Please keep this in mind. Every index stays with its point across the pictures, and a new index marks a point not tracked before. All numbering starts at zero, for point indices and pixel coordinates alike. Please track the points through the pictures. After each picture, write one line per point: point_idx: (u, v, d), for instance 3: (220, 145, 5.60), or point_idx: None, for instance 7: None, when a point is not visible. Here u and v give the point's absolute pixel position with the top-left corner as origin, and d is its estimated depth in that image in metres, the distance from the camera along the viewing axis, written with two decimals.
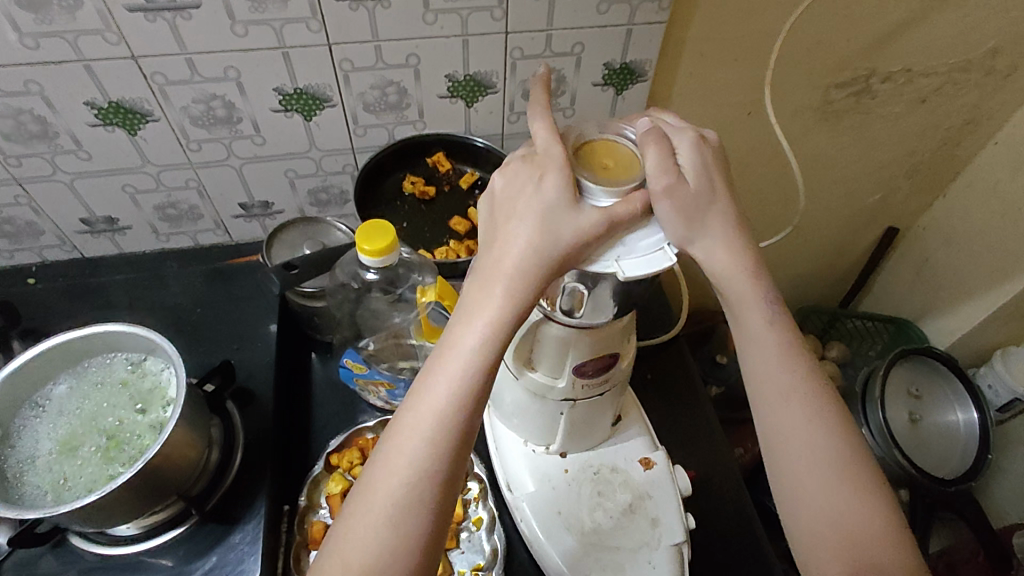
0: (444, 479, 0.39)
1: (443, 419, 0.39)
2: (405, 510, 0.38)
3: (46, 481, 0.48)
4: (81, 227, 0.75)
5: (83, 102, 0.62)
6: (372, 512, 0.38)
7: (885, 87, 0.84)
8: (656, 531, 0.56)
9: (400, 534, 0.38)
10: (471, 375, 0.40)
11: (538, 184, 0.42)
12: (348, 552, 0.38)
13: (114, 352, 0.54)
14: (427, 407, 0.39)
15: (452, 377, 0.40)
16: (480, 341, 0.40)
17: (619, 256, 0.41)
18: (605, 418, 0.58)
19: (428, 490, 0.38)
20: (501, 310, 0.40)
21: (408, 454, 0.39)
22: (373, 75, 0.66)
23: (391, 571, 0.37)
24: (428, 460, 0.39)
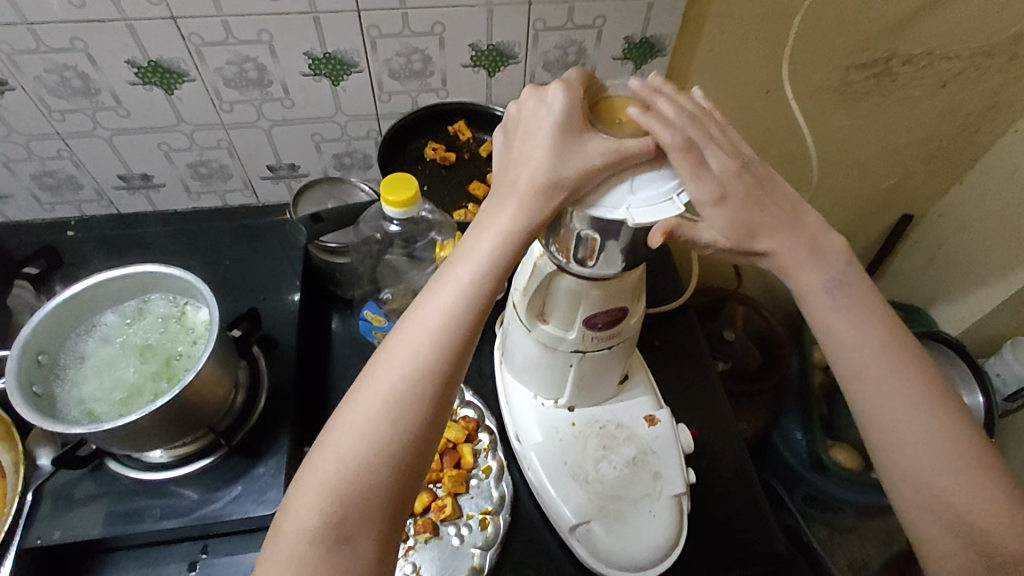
0: (444, 377, 0.41)
1: (449, 323, 0.42)
2: (405, 399, 0.41)
3: (88, 405, 0.51)
4: (117, 182, 0.79)
5: (124, 60, 0.65)
6: (373, 398, 0.41)
7: (906, 69, 0.85)
8: (657, 483, 0.58)
9: (397, 422, 0.40)
10: (480, 286, 0.42)
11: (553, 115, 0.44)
12: (347, 433, 0.40)
13: (152, 295, 0.58)
14: (436, 311, 0.42)
15: (461, 285, 0.42)
16: (490, 255, 0.43)
17: (631, 207, 0.42)
18: (612, 375, 0.60)
19: (428, 385, 0.41)
20: (508, 232, 0.43)
21: (410, 355, 0.41)
22: (399, 42, 0.68)
23: (385, 452, 0.40)
24: (431, 357, 0.41)
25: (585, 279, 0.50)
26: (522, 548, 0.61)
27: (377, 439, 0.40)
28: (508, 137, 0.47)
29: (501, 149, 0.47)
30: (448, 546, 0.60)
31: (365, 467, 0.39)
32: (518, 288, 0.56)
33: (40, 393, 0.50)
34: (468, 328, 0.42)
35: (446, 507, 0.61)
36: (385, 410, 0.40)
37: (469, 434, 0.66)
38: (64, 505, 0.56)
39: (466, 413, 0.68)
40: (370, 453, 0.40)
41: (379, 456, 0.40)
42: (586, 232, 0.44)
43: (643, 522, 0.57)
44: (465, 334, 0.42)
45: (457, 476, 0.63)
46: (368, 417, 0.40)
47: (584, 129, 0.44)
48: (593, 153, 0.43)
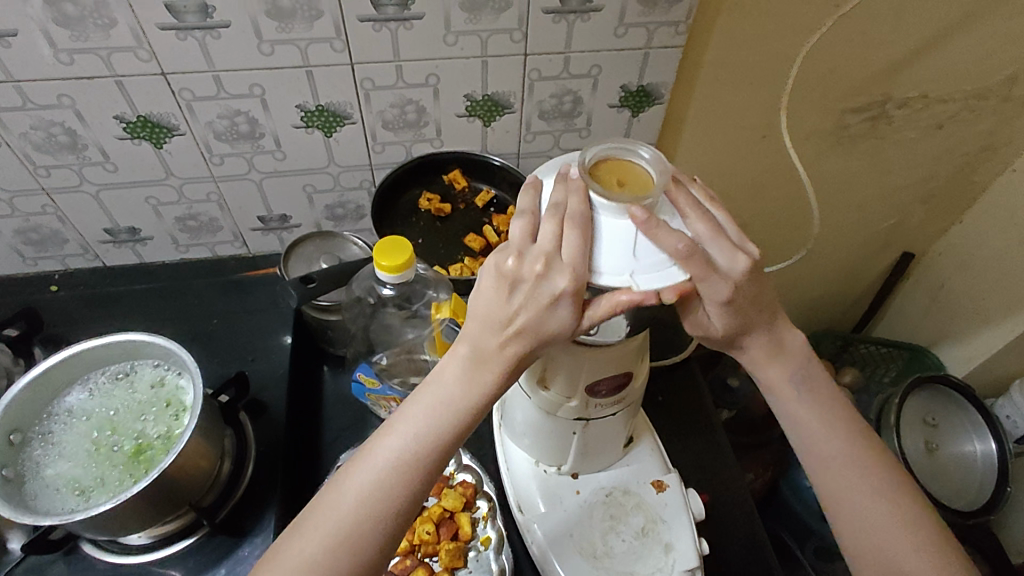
0: (419, 486, 0.42)
1: (433, 431, 0.42)
2: (379, 503, 0.41)
3: (59, 488, 0.48)
4: (104, 236, 0.76)
5: (111, 115, 0.64)
6: (345, 496, 0.41)
7: (902, 112, 0.84)
8: (669, 556, 0.55)
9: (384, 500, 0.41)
10: (471, 393, 0.42)
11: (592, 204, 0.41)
12: (312, 535, 0.40)
13: (132, 362, 0.55)
14: (420, 416, 0.42)
15: (460, 380, 0.42)
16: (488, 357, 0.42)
17: (634, 273, 0.40)
18: (617, 438, 0.58)
19: (402, 490, 0.41)
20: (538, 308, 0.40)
21: (431, 411, 0.42)
22: (393, 94, 0.67)
23: (352, 556, 0.40)
24: (409, 463, 0.41)
25: (584, 347, 0.48)
26: None
27: (344, 542, 0.40)
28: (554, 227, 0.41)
29: (550, 240, 0.40)
30: None
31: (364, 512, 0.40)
32: None
33: (9, 476, 0.47)
34: (449, 437, 0.42)
35: None
36: (354, 511, 0.40)
37: (467, 501, 0.62)
38: None
39: (464, 478, 0.64)
40: (337, 554, 0.40)
41: (344, 559, 0.40)
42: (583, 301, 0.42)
43: None
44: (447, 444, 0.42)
45: (454, 550, 0.58)
46: (341, 519, 0.40)
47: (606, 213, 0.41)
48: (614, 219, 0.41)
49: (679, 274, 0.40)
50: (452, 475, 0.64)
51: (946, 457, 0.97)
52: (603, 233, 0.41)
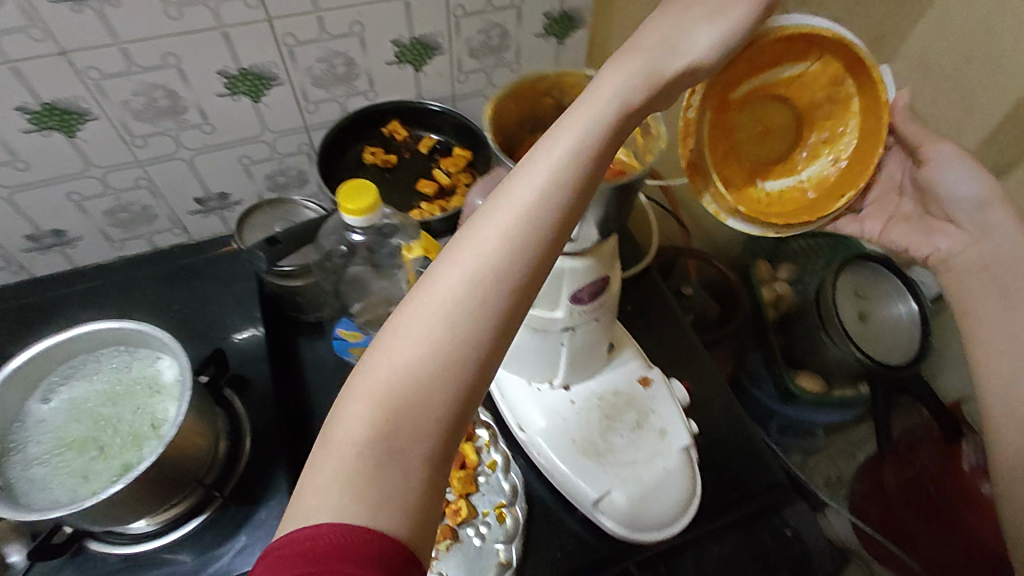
0: (519, 292, 0.34)
1: (532, 220, 0.34)
2: (472, 313, 0.33)
3: (54, 487, 0.47)
4: (27, 244, 0.71)
5: (12, 107, 0.59)
6: (427, 311, 0.33)
7: None
8: (665, 440, 0.60)
9: (442, 363, 0.33)
10: (569, 170, 0.35)
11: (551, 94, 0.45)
12: (387, 360, 0.33)
13: (101, 352, 0.53)
14: (511, 209, 0.34)
15: (562, 160, 0.35)
16: (589, 131, 0.36)
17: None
18: (601, 345, 0.61)
19: (499, 299, 0.34)
20: (595, 131, 0.36)
21: (485, 243, 0.34)
22: (318, 48, 0.65)
23: (445, 376, 0.33)
24: (505, 259, 0.34)
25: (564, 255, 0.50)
26: (545, 532, 0.61)
27: (432, 359, 0.32)
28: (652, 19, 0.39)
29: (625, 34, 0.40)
30: (470, 548, 0.59)
31: (422, 379, 0.32)
32: None
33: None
34: (551, 226, 0.35)
35: (462, 510, 0.60)
36: (446, 327, 0.33)
37: (468, 433, 0.65)
38: None
39: None
40: (409, 412, 0.32)
41: (434, 385, 0.32)
42: None
43: (661, 481, 0.58)
44: (548, 238, 0.35)
45: (465, 477, 0.61)
46: (425, 337, 0.33)
47: None
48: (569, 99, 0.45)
49: None
50: None
51: None
52: None
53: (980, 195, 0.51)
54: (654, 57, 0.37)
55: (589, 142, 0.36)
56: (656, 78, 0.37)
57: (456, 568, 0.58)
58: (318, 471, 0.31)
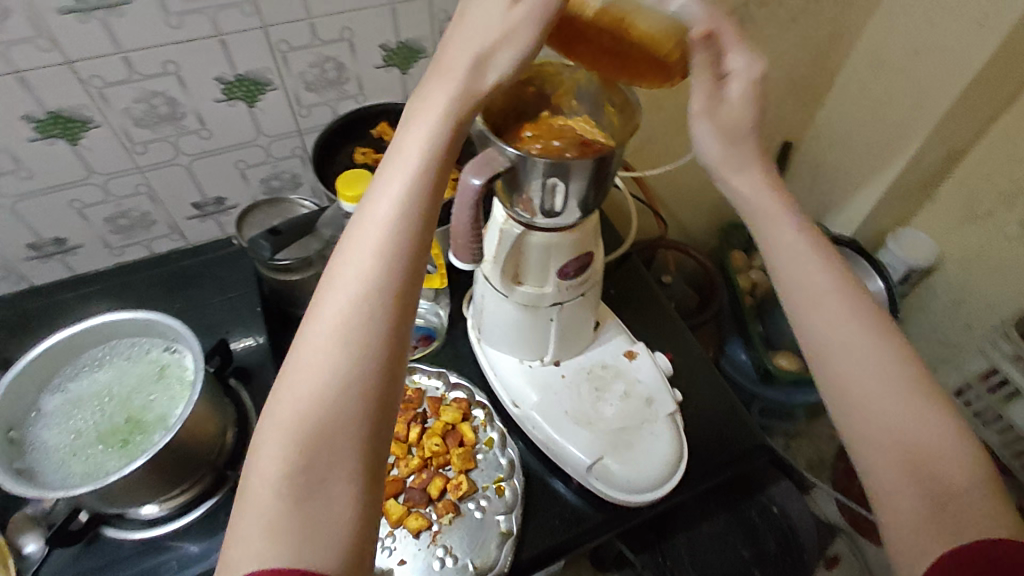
0: (393, 330, 0.38)
1: (378, 263, 0.38)
2: (352, 356, 0.36)
3: (75, 469, 0.49)
4: (29, 253, 0.73)
5: (19, 116, 0.61)
6: (310, 364, 0.36)
7: (761, 11, 0.96)
8: (652, 407, 0.64)
9: (341, 392, 0.36)
10: (405, 212, 0.39)
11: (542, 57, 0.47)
12: (281, 412, 0.36)
13: (114, 342, 0.55)
14: (360, 257, 0.38)
15: (395, 203, 0.39)
16: (413, 175, 0.39)
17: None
18: (589, 321, 0.65)
19: (374, 339, 0.37)
20: (421, 159, 0.39)
21: (351, 281, 0.37)
22: (310, 53, 0.69)
23: (341, 416, 0.36)
24: (364, 302, 0.37)
25: (552, 231, 0.54)
26: (543, 501, 0.64)
27: (323, 405, 0.35)
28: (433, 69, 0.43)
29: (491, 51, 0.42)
30: (473, 521, 0.62)
31: (323, 411, 0.35)
32: (487, 258, 0.59)
33: (19, 468, 0.47)
34: (399, 264, 0.38)
35: (462, 484, 0.62)
36: (343, 362, 0.36)
37: (465, 414, 0.68)
38: None
39: (457, 395, 0.70)
40: (319, 446, 0.35)
41: (333, 424, 0.35)
42: (547, 180, 0.48)
43: (649, 444, 0.62)
44: (401, 274, 0.38)
45: (464, 453, 0.64)
46: (311, 387, 0.36)
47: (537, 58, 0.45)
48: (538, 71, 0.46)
49: None
50: (445, 396, 0.69)
51: None
52: None
53: (818, 287, 0.43)
54: (445, 103, 0.40)
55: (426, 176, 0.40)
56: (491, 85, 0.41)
57: (459, 540, 0.61)
58: (239, 526, 0.35)
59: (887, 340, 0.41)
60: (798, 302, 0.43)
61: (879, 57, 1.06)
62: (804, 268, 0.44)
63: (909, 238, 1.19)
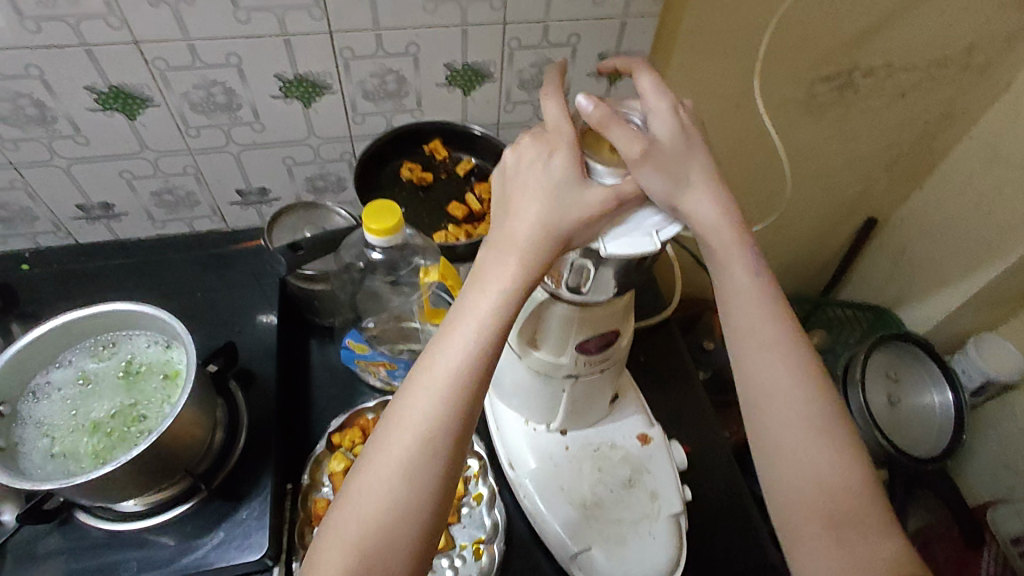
0: (451, 466, 0.37)
1: (445, 403, 0.37)
2: (410, 502, 0.35)
3: (53, 459, 0.48)
4: (77, 213, 0.75)
5: (82, 86, 0.62)
6: (363, 505, 0.35)
7: (867, 81, 0.87)
8: (655, 503, 0.59)
9: (397, 528, 0.35)
10: (476, 350, 0.38)
11: (577, 167, 0.41)
12: (330, 552, 0.35)
13: (122, 332, 0.54)
14: (425, 395, 0.37)
15: (469, 340, 0.38)
16: (490, 311, 0.39)
17: (658, 228, 0.41)
18: (605, 395, 0.60)
19: (429, 483, 0.36)
20: (502, 292, 0.39)
21: (419, 413, 0.37)
22: (373, 63, 0.67)
23: (390, 565, 0.35)
24: (426, 444, 0.36)
25: (577, 305, 0.49)
26: None
27: (374, 550, 0.35)
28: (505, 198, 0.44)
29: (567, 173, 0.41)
30: None
31: (379, 548, 0.35)
32: None
33: None
34: (465, 403, 0.37)
35: (439, 538, 0.60)
36: (403, 495, 0.36)
37: None
38: (32, 558, 0.52)
39: None
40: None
41: (384, 573, 0.34)
42: (578, 260, 0.44)
43: (644, 546, 0.56)
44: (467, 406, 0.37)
45: None
46: (362, 532, 0.35)
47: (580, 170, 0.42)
48: (592, 197, 0.41)
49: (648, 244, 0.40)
50: None
51: (907, 410, 1.04)
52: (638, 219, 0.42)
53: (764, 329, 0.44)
54: (528, 239, 0.40)
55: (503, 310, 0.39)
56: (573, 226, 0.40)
57: None
58: None
59: (811, 388, 0.43)
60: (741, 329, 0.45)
61: (994, 149, 0.96)
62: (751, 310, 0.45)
63: (992, 346, 1.06)
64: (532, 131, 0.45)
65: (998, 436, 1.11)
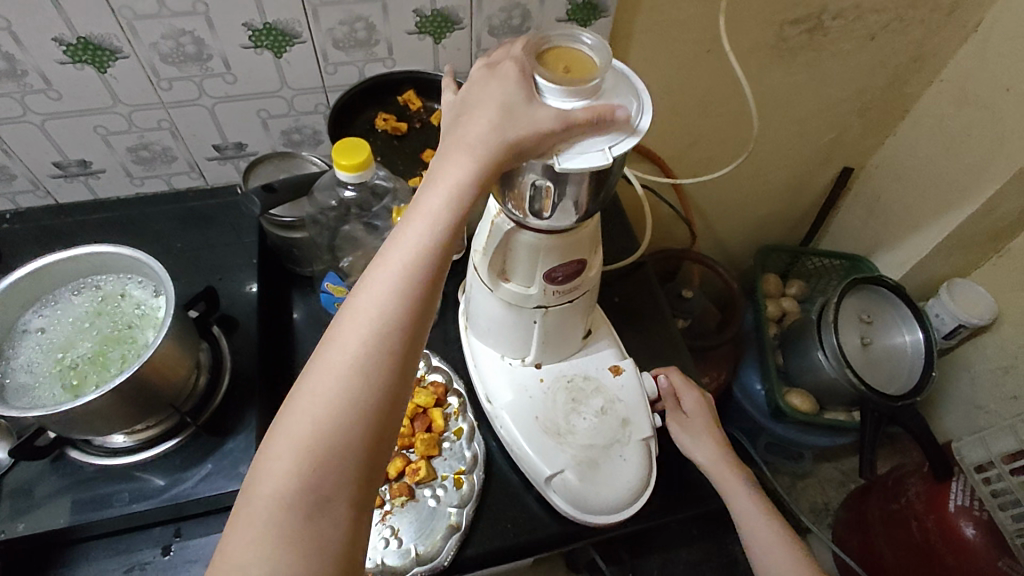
0: (405, 356, 0.39)
1: (398, 297, 0.39)
2: (365, 387, 0.38)
3: (40, 391, 0.49)
4: (54, 170, 0.75)
5: (50, 37, 0.62)
6: (321, 389, 0.38)
7: (837, 23, 0.88)
8: (626, 429, 0.61)
9: (354, 411, 0.38)
10: (427, 249, 0.40)
11: (526, 86, 0.43)
12: (290, 433, 0.37)
13: (103, 275, 0.56)
14: (378, 289, 0.39)
15: (420, 239, 0.40)
16: (440, 212, 0.40)
17: (611, 144, 0.43)
18: (577, 328, 0.63)
19: (383, 370, 0.38)
20: (454, 193, 0.40)
21: (375, 307, 0.39)
22: (341, 10, 0.67)
23: (346, 442, 0.37)
24: (380, 334, 0.38)
25: (543, 233, 0.51)
26: (501, 501, 0.62)
27: (332, 429, 0.37)
28: (458, 107, 0.44)
29: (520, 86, 0.43)
30: (425, 508, 0.61)
31: (338, 428, 0.37)
32: (478, 248, 0.57)
33: None
34: (417, 298, 0.39)
35: (420, 469, 0.61)
36: (360, 382, 0.38)
37: (439, 399, 0.67)
38: (27, 494, 0.54)
39: (435, 378, 0.69)
40: (330, 461, 0.37)
41: (341, 449, 0.37)
42: (539, 180, 0.45)
43: (615, 466, 0.59)
44: (420, 301, 0.39)
45: (429, 439, 0.63)
46: (321, 417, 0.37)
47: (533, 90, 0.43)
48: (541, 110, 0.42)
49: (600, 159, 0.42)
50: (423, 376, 0.69)
51: (880, 350, 1.07)
52: (586, 144, 0.43)
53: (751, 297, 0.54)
54: (479, 144, 0.41)
55: (454, 210, 0.40)
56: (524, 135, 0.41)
57: (407, 525, 0.60)
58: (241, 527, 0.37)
59: None
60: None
61: (964, 92, 0.97)
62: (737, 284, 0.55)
63: (963, 289, 1.09)
64: (486, 59, 0.46)
65: (968, 374, 1.14)
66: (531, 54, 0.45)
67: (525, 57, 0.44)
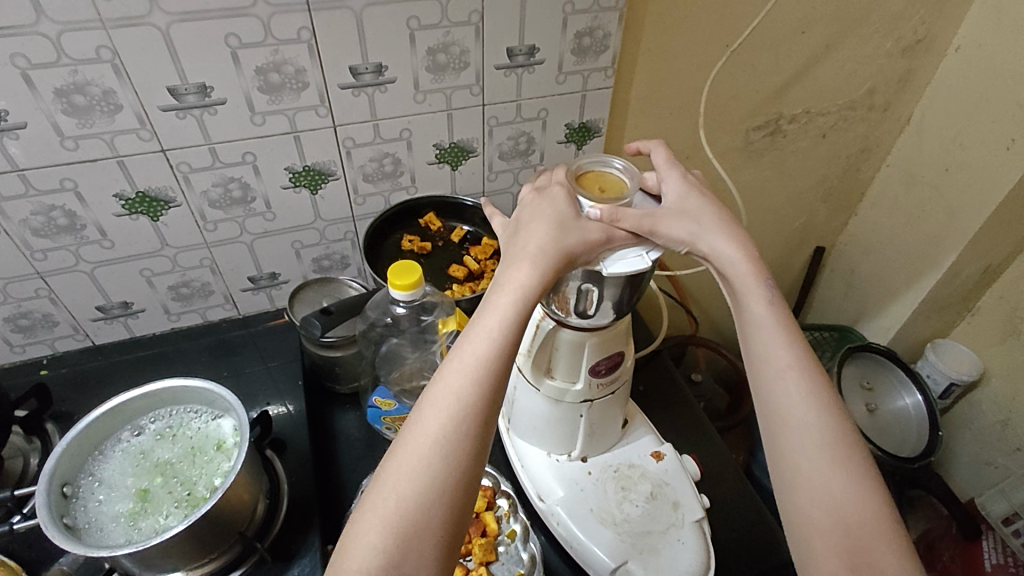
0: (479, 438, 0.42)
1: (473, 387, 0.42)
2: (445, 467, 0.41)
3: (117, 529, 0.50)
4: (96, 314, 0.78)
5: (112, 194, 0.68)
6: (406, 467, 0.41)
7: (793, 126, 1.01)
8: (678, 511, 0.63)
9: (435, 486, 0.40)
10: (499, 342, 0.44)
11: (573, 204, 0.50)
12: (376, 508, 0.40)
13: (173, 407, 0.59)
14: (455, 379, 0.43)
15: (492, 334, 0.44)
16: (509, 309, 0.45)
17: (647, 250, 0.50)
18: (617, 418, 0.66)
19: (463, 452, 0.41)
20: (521, 292, 0.45)
21: (454, 392, 0.42)
22: (372, 149, 0.76)
23: (427, 519, 0.39)
24: (460, 417, 0.42)
25: (582, 330, 0.56)
26: None
27: (416, 505, 0.40)
28: (515, 222, 0.51)
29: (567, 202, 0.50)
30: None
31: (421, 504, 0.40)
32: (521, 351, 0.61)
33: (68, 523, 0.49)
34: (491, 387, 0.43)
35: None
36: (441, 462, 0.41)
37: (490, 502, 0.68)
38: None
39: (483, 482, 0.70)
40: (411, 535, 0.39)
41: (421, 535, 0.39)
42: (582, 285, 0.50)
43: (675, 550, 0.60)
44: (494, 388, 0.43)
45: (486, 544, 0.63)
46: (407, 494, 0.40)
47: (578, 206, 0.50)
48: (588, 223, 0.49)
49: (640, 264, 0.48)
50: None
51: (887, 415, 1.15)
52: (623, 254, 0.49)
53: (782, 364, 0.48)
54: (539, 254, 0.47)
55: (522, 306, 0.45)
56: (574, 244, 0.47)
57: None
58: None
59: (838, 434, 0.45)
60: (767, 376, 0.48)
61: (911, 174, 1.10)
62: (772, 347, 0.48)
63: (948, 351, 1.16)
64: (535, 184, 0.54)
65: (972, 429, 1.18)
66: (571, 178, 0.53)
67: (568, 182, 0.52)
